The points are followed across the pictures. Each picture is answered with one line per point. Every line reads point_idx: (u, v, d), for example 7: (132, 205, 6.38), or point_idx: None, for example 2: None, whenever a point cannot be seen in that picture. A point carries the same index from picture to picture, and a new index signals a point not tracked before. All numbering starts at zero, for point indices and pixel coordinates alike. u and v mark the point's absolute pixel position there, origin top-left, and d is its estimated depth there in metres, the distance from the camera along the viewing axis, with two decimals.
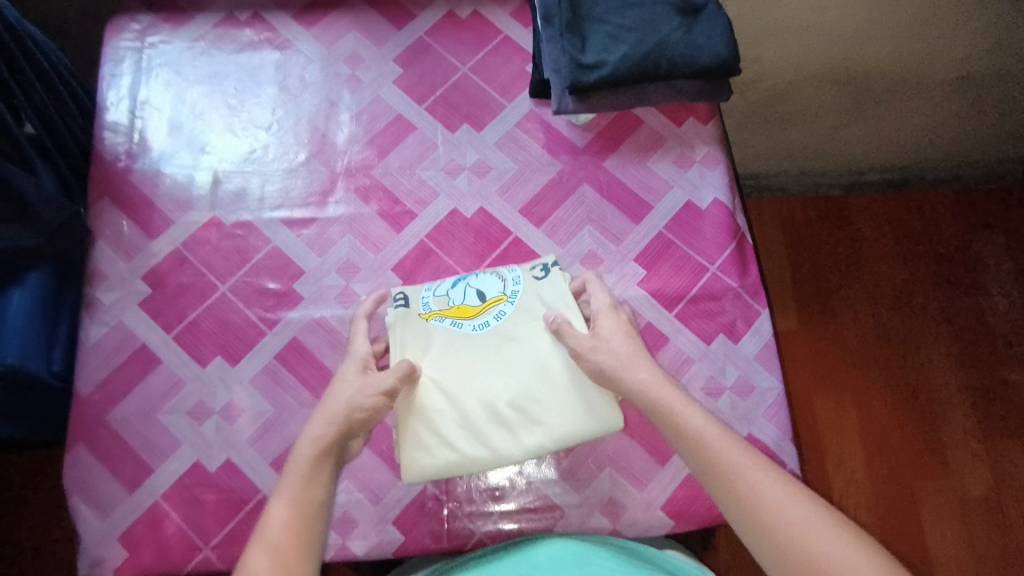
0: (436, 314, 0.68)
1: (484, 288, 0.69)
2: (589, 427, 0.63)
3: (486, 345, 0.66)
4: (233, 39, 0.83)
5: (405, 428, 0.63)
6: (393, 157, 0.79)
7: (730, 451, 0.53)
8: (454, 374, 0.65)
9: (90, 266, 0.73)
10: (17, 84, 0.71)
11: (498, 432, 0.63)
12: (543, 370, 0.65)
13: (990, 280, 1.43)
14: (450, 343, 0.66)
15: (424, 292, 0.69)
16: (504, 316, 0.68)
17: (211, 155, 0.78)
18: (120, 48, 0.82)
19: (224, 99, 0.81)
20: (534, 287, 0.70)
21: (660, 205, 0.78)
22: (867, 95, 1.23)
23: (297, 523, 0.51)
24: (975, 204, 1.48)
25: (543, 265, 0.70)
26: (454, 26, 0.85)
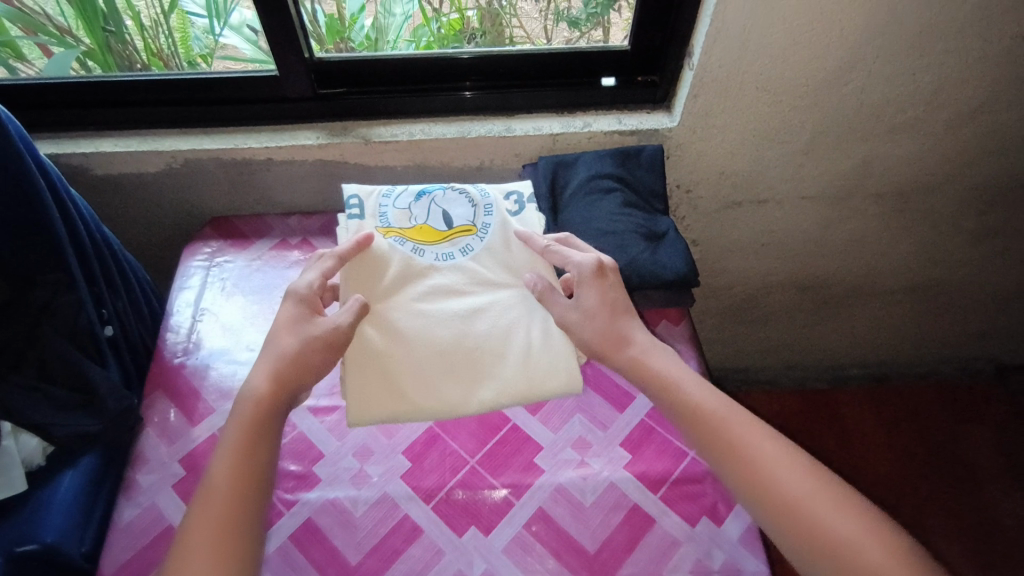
0: (395, 232, 0.88)
1: (448, 214, 0.89)
2: (553, 382, 0.81)
3: (451, 286, 0.85)
4: (284, 259, 1.02)
5: (367, 382, 0.80)
6: None
7: (712, 404, 0.73)
8: (410, 317, 0.83)
9: (135, 450, 0.82)
10: (110, 295, 0.89)
11: (457, 372, 0.81)
12: (515, 324, 0.84)
13: (985, 478, 1.58)
14: (416, 267, 0.86)
15: (388, 207, 0.90)
16: (468, 250, 0.88)
17: (254, 349, 0.92)
18: (191, 266, 1.01)
19: (270, 306, 0.97)
20: (500, 218, 0.90)
21: (640, 396, 0.90)
22: (827, 297, 1.45)
23: (236, 452, 0.68)
24: (953, 400, 1.73)
25: (515, 201, 0.93)
26: None
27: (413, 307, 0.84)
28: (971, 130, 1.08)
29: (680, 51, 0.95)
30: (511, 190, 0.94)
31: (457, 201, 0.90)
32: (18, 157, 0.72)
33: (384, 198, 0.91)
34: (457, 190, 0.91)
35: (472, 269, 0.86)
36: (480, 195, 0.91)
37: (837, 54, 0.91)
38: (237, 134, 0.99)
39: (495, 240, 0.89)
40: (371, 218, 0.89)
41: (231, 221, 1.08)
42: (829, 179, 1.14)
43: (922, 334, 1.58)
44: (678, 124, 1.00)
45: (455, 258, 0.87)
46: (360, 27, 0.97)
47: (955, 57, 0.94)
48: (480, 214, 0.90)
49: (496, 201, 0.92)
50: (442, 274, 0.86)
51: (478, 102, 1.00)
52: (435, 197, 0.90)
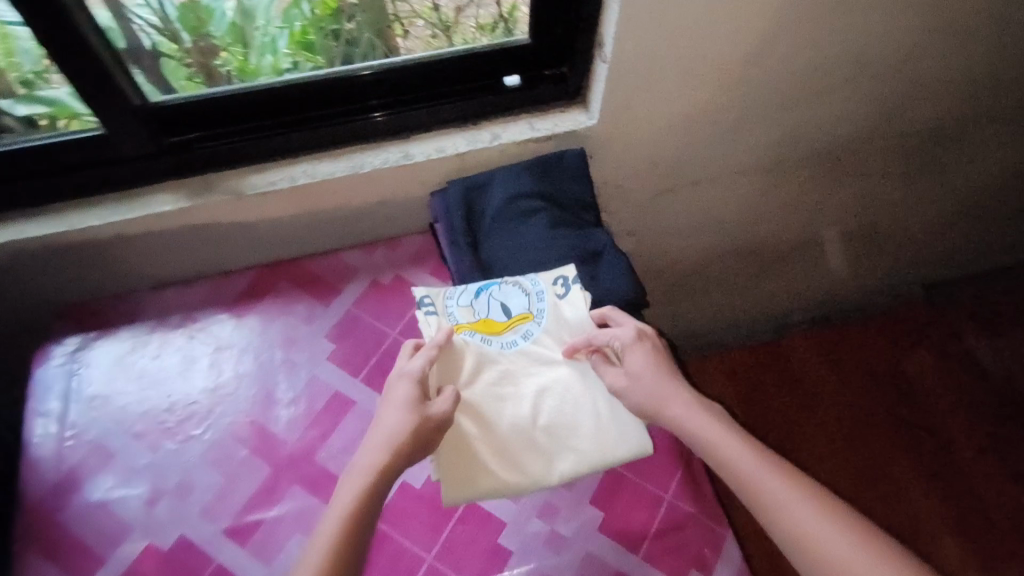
0: (465, 327, 0.79)
1: (508, 305, 0.80)
2: (623, 447, 0.73)
3: (520, 367, 0.77)
4: (162, 344, 0.86)
5: (455, 472, 0.71)
6: (336, 438, 0.81)
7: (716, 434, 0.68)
8: (489, 403, 0.75)
9: None
10: None
11: (536, 452, 0.73)
12: (582, 396, 0.75)
13: (926, 396, 1.67)
14: (486, 356, 0.77)
15: (450, 303, 0.80)
16: (530, 335, 0.79)
17: (156, 454, 0.79)
18: (46, 373, 0.83)
19: (160, 409, 0.82)
20: (554, 303, 0.80)
21: None
22: (766, 257, 1.40)
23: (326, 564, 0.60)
24: (892, 326, 1.77)
25: (563, 281, 0.81)
26: (381, 293, 0.92)
27: (489, 392, 0.75)
28: (896, 81, 1.02)
29: (588, 40, 0.82)
30: (558, 272, 0.81)
31: (512, 287, 0.81)
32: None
33: (447, 295, 0.81)
34: (513, 279, 0.82)
35: (541, 352, 0.78)
36: (533, 279, 0.81)
37: (759, 25, 0.81)
38: (72, 211, 0.79)
39: (562, 322, 0.79)
40: (441, 317, 0.79)
41: (87, 307, 0.88)
42: (761, 151, 1.06)
43: (862, 268, 1.57)
44: (597, 121, 0.88)
45: (519, 344, 0.78)
46: (220, 15, 0.78)
47: (879, 11, 0.87)
48: (535, 299, 0.80)
49: (548, 285, 0.81)
50: (519, 356, 0.78)
51: (363, 126, 0.84)
52: (492, 287, 0.81)
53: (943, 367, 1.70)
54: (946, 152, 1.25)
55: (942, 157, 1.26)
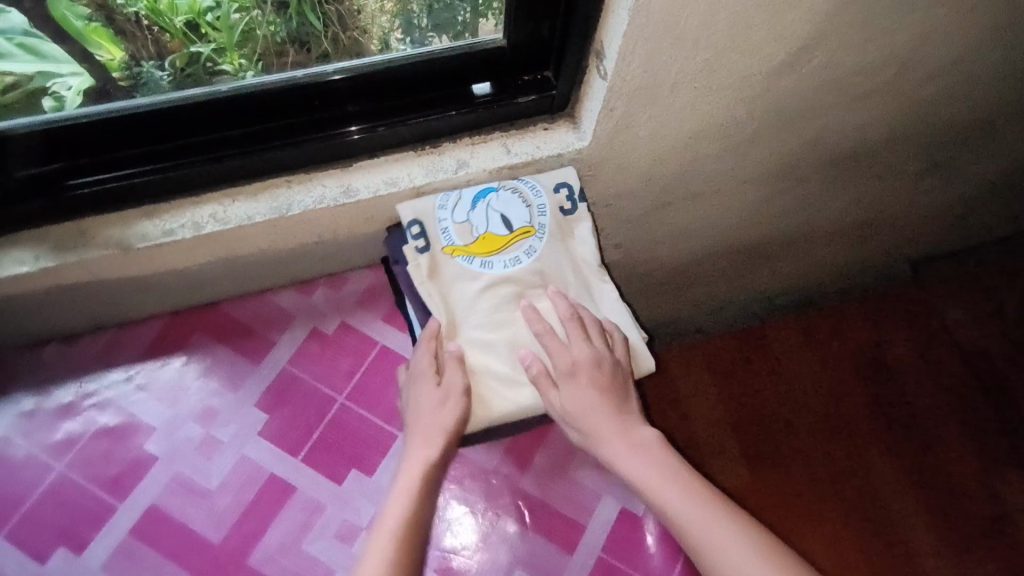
0: (462, 250, 0.67)
1: (508, 215, 0.68)
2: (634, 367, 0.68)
3: (523, 285, 0.67)
4: (42, 420, 0.69)
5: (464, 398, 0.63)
6: (272, 534, 0.67)
7: (678, 504, 0.58)
8: (493, 332, 0.65)
9: None
10: None
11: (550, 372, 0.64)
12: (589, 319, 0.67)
13: (909, 384, 1.33)
14: (486, 281, 0.66)
15: (443, 218, 0.67)
16: (535, 252, 0.68)
17: (44, 564, 0.64)
18: None
19: (43, 508, 0.66)
20: (557, 222, 0.69)
21: (593, 523, 0.70)
22: (755, 252, 1.26)
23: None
24: (889, 304, 1.41)
25: (571, 197, 0.70)
26: (322, 346, 0.75)
27: (489, 334, 0.65)
28: (939, 82, 0.86)
29: (580, 45, 0.63)
30: (561, 182, 0.70)
31: (511, 195, 0.68)
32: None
33: (437, 206, 0.67)
34: (511, 185, 0.69)
35: (546, 271, 0.68)
36: (532, 187, 0.69)
37: (799, 33, 0.64)
38: None
39: (562, 241, 0.69)
40: (434, 244, 0.67)
41: None
42: (774, 160, 0.91)
43: (860, 257, 1.41)
44: (589, 144, 0.70)
45: (523, 263, 0.67)
46: None
47: (945, 6, 0.70)
48: (538, 212, 0.69)
49: (549, 196, 0.70)
50: (522, 277, 0.67)
51: (343, 146, 0.65)
52: (489, 196, 0.68)
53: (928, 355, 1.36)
54: (968, 146, 1.11)
55: (964, 151, 1.13)
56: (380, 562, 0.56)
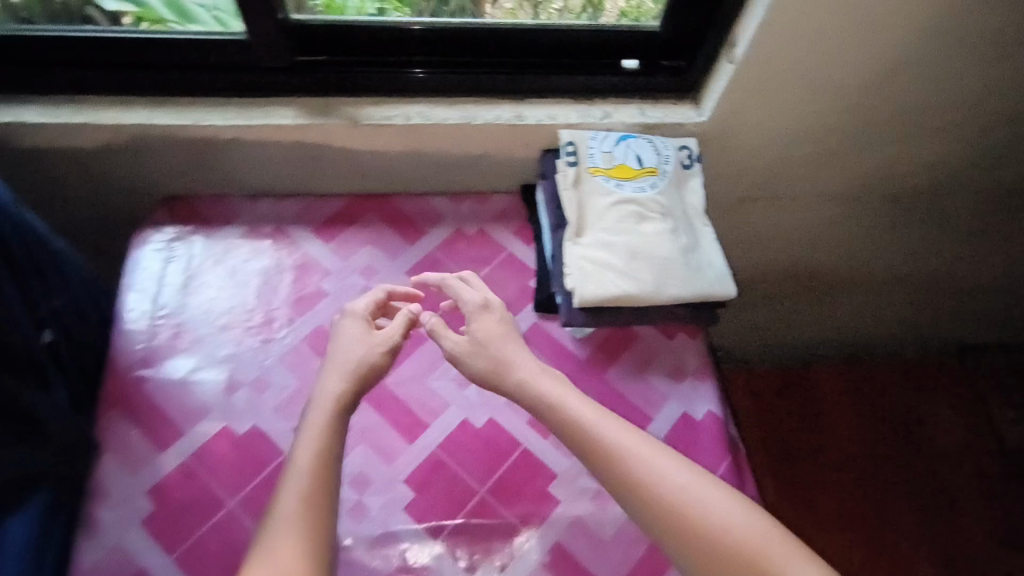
0: (602, 171, 0.86)
1: (643, 156, 0.87)
2: (717, 290, 0.82)
3: (644, 207, 0.85)
4: (251, 249, 0.90)
5: (580, 274, 0.81)
6: (408, 366, 0.86)
7: (586, 415, 0.71)
8: (614, 233, 0.83)
9: (94, 484, 0.74)
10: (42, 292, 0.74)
11: (652, 271, 0.81)
12: (690, 246, 0.84)
13: (933, 439, 1.49)
14: (617, 197, 0.85)
15: (593, 146, 0.86)
16: (656, 187, 0.86)
17: (238, 347, 0.84)
18: (147, 252, 0.88)
19: (242, 309, 0.86)
20: (678, 171, 0.88)
21: (659, 417, 0.86)
22: (812, 287, 1.36)
23: (301, 533, 0.61)
24: (921, 373, 1.58)
25: (689, 158, 0.89)
26: (464, 243, 0.95)
27: (611, 236, 0.83)
28: (1003, 135, 1.02)
29: (717, 38, 0.83)
30: (685, 143, 0.89)
31: (646, 143, 0.88)
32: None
33: (591, 138, 0.87)
34: (647, 137, 0.89)
35: (664, 202, 0.86)
36: (663, 141, 0.89)
37: (888, 55, 0.83)
38: (193, 108, 0.82)
39: (679, 186, 0.88)
40: (583, 161, 0.86)
41: (188, 202, 0.93)
42: (850, 178, 1.07)
43: (909, 319, 1.48)
44: (707, 119, 0.89)
45: (646, 192, 0.86)
46: None
47: (1012, 59, 0.87)
48: (664, 159, 0.87)
49: (674, 152, 0.88)
50: (645, 201, 0.85)
51: (518, 82, 0.87)
52: (629, 139, 0.88)
53: (969, 420, 1.52)
54: None
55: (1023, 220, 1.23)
56: (312, 451, 0.67)
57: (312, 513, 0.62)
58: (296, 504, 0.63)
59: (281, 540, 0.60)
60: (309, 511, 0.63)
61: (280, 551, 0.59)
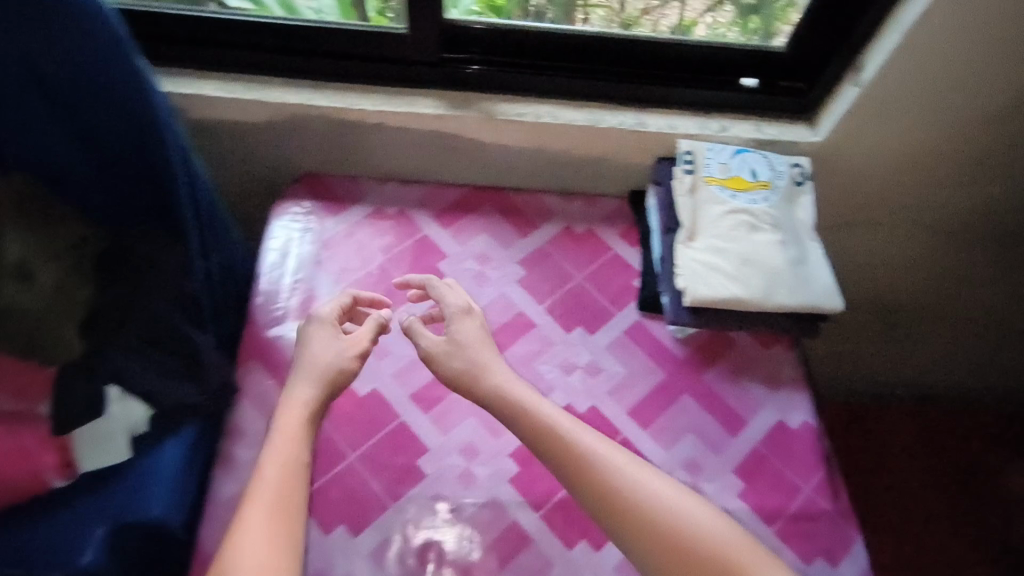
0: (716, 181, 0.90)
1: (757, 170, 0.91)
2: (824, 302, 0.85)
3: (755, 218, 0.88)
4: (377, 228, 0.97)
5: (691, 275, 0.85)
6: (516, 349, 0.91)
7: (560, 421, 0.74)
8: (725, 240, 0.87)
9: (230, 422, 0.80)
10: (218, 242, 0.82)
11: (761, 278, 0.85)
12: (798, 259, 0.87)
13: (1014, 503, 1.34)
14: (730, 207, 0.88)
15: (710, 157, 0.91)
16: (768, 200, 0.89)
17: None
18: (283, 223, 0.96)
19: (367, 283, 0.93)
20: (791, 186, 0.91)
21: (754, 422, 0.89)
22: (896, 320, 1.27)
23: (275, 540, 0.62)
24: (1005, 427, 1.45)
25: (801, 175, 0.91)
26: (573, 240, 1.00)
27: (722, 242, 0.87)
28: None
29: (840, 68, 0.89)
30: (798, 161, 0.92)
31: (761, 158, 0.91)
32: (124, 116, 0.66)
33: (708, 149, 0.91)
34: (762, 152, 0.92)
35: (776, 215, 0.89)
36: (777, 157, 0.92)
37: (1012, 90, 0.85)
38: (347, 93, 0.90)
39: (790, 201, 0.90)
40: (699, 170, 0.90)
41: (324, 179, 1.00)
42: (963, 214, 1.03)
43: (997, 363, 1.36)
44: (822, 140, 0.92)
45: (759, 204, 0.89)
46: None
47: None
48: (777, 174, 0.91)
49: (787, 169, 0.91)
50: (757, 212, 0.88)
51: (646, 92, 0.92)
52: (744, 153, 0.92)
53: None
54: None
55: None
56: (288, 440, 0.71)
57: (284, 500, 0.66)
58: (267, 513, 0.64)
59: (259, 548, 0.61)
60: (282, 519, 0.64)
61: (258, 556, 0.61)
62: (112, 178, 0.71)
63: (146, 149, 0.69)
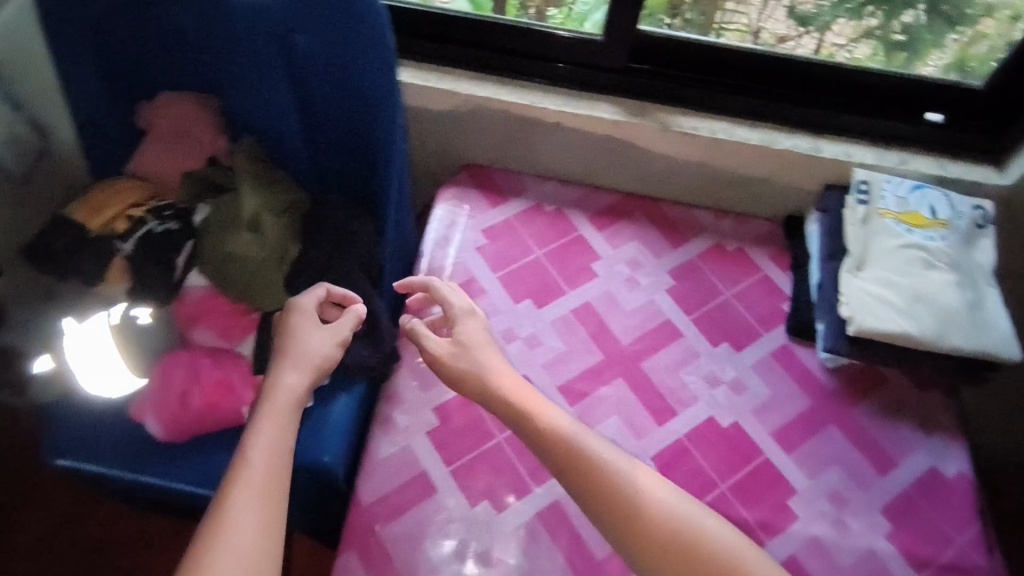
0: (892, 214, 0.88)
1: (936, 207, 0.88)
2: (999, 349, 0.82)
3: (931, 255, 0.85)
4: (533, 223, 1.01)
5: (859, 306, 0.84)
6: (661, 356, 0.92)
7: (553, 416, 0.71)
8: (897, 275, 0.85)
9: (391, 389, 0.88)
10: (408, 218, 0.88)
11: (934, 318, 0.82)
12: (974, 302, 0.84)
13: None
14: (905, 241, 0.86)
15: (887, 189, 0.89)
16: (946, 239, 0.87)
17: (518, 304, 0.94)
18: (444, 207, 1.01)
19: (522, 274, 0.97)
20: (972, 229, 0.88)
21: (904, 465, 0.86)
22: None
23: (266, 525, 0.55)
24: None
25: (984, 219, 0.89)
26: (723, 256, 1.01)
27: (893, 276, 0.85)
28: None
29: None
30: (980, 204, 0.89)
31: (941, 196, 0.89)
32: (360, 97, 0.73)
33: (885, 181, 0.90)
34: (943, 191, 0.90)
35: (954, 255, 0.86)
36: (958, 198, 0.90)
37: None
38: (532, 91, 0.95)
39: (969, 243, 0.88)
40: (874, 202, 0.89)
41: (486, 170, 1.05)
42: None
43: None
44: (1012, 183, 0.91)
45: (936, 242, 0.86)
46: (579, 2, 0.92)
47: None
48: (958, 214, 0.88)
49: (968, 211, 0.89)
50: (934, 250, 0.86)
51: (829, 120, 0.93)
52: (922, 189, 0.90)
53: None
54: None
55: None
56: (283, 411, 0.65)
57: (275, 477, 0.59)
58: (257, 489, 0.57)
59: (247, 533, 0.54)
60: (272, 504, 0.57)
61: (248, 543, 0.53)
62: (339, 151, 0.80)
63: (373, 130, 0.76)
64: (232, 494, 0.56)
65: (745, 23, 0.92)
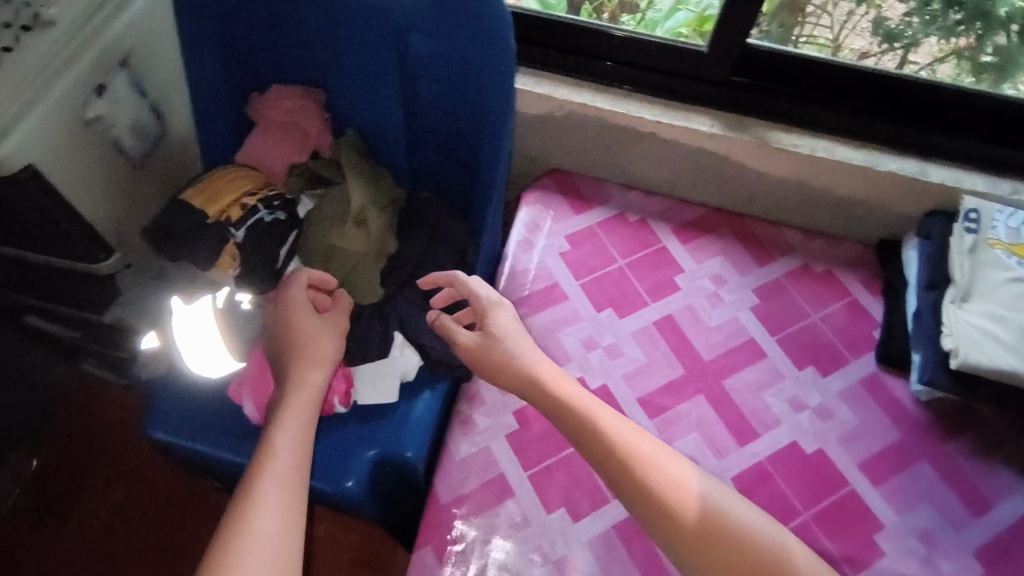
0: (1003, 245, 0.86)
1: None
2: None
3: None
4: (617, 231, 1.00)
5: (965, 336, 0.80)
6: (744, 375, 0.90)
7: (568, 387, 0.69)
8: (1008, 307, 0.82)
9: (471, 389, 0.88)
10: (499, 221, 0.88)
11: None
12: None
13: None
14: (1016, 273, 0.84)
15: (998, 220, 0.87)
16: None
17: (599, 312, 0.94)
18: (528, 211, 1.01)
19: (603, 282, 0.96)
20: None
21: (1001, 508, 0.82)
22: None
23: (288, 517, 0.57)
24: None
25: None
26: (811, 277, 0.98)
27: (1004, 308, 0.82)
28: None
29: None
30: None
31: None
32: (470, 98, 0.74)
33: (996, 211, 0.88)
34: None
35: None
36: None
37: None
38: (631, 101, 0.94)
39: None
40: (984, 231, 0.87)
41: (571, 176, 1.05)
42: None
43: None
44: None
45: None
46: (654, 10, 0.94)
47: None
48: None
49: None
50: None
51: (939, 142, 0.91)
52: None
53: None
54: None
55: None
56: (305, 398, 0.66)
57: (299, 467, 0.61)
58: (281, 480, 0.59)
59: (274, 521, 0.56)
60: (293, 501, 0.58)
61: (274, 531, 0.55)
62: (443, 150, 0.81)
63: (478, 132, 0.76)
64: (255, 490, 0.57)
65: (825, 39, 0.92)
